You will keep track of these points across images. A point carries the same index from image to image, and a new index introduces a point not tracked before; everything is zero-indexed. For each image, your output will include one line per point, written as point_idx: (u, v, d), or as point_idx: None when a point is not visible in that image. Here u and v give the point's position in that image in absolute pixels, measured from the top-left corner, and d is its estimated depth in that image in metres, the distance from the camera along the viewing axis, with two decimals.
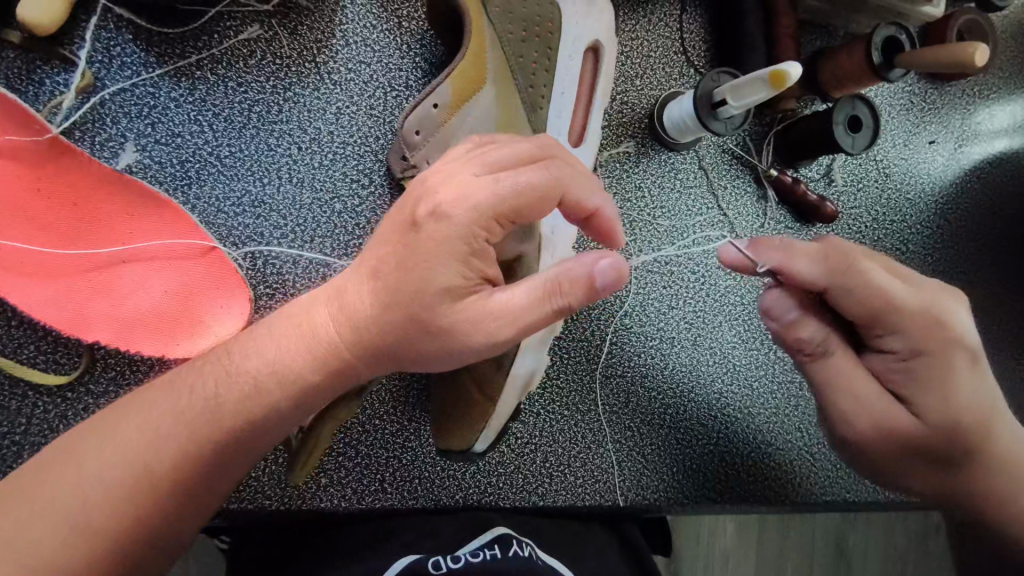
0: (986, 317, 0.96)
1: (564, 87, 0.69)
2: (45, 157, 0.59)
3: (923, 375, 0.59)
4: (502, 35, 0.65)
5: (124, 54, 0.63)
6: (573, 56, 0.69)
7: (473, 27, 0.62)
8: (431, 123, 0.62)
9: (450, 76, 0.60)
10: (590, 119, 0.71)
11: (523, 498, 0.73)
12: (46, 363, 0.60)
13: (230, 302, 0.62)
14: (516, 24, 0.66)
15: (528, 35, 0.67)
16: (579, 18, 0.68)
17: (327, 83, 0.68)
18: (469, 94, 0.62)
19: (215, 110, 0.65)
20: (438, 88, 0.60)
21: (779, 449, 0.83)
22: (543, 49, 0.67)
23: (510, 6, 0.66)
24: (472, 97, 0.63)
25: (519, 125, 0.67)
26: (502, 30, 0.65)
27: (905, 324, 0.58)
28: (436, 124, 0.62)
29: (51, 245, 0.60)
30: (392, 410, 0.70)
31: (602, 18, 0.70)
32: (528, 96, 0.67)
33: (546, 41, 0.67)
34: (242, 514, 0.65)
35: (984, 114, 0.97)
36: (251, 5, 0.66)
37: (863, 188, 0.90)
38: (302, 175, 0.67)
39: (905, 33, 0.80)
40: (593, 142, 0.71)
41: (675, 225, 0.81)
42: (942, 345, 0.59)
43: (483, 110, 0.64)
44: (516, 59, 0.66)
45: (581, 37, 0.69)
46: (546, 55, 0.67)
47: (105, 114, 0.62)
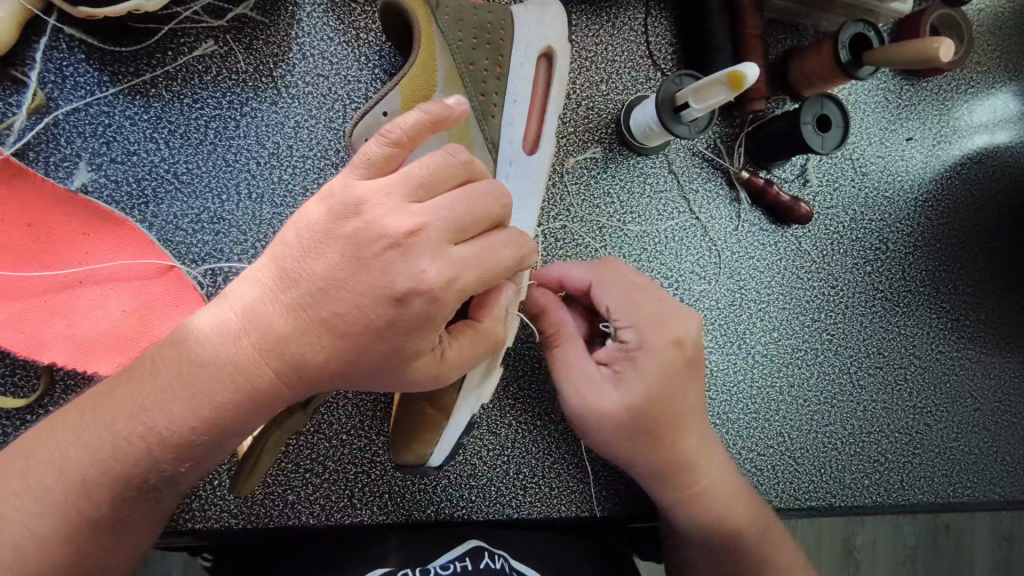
0: (973, 314, 0.94)
1: (516, 95, 0.67)
2: None
3: (641, 361, 0.62)
4: (451, 41, 0.63)
5: (76, 73, 0.63)
6: (524, 64, 0.68)
7: (420, 34, 0.61)
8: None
9: (399, 84, 0.59)
10: (544, 126, 0.69)
11: (496, 511, 0.72)
12: (4, 386, 0.59)
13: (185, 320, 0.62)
14: (466, 32, 0.65)
15: (478, 43, 0.65)
16: (531, 24, 0.68)
17: (285, 97, 0.67)
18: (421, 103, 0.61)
19: (171, 127, 0.65)
20: (388, 96, 0.59)
21: (762, 456, 0.82)
22: (494, 56, 0.66)
23: (461, 14, 0.64)
24: None
25: (475, 136, 0.65)
26: (452, 37, 0.64)
27: (631, 321, 0.64)
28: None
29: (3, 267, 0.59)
30: (358, 424, 0.69)
31: (552, 26, 0.69)
32: (479, 104, 0.65)
33: (496, 49, 0.66)
34: (210, 534, 0.65)
35: (963, 109, 0.96)
36: (205, 21, 0.66)
37: (840, 187, 0.89)
38: (261, 190, 0.66)
39: (873, 29, 0.78)
40: (548, 149, 0.69)
41: (646, 230, 0.79)
42: (657, 344, 0.63)
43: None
44: (469, 67, 0.65)
45: (532, 44, 0.68)
46: (497, 62, 0.66)
47: (59, 134, 0.62)
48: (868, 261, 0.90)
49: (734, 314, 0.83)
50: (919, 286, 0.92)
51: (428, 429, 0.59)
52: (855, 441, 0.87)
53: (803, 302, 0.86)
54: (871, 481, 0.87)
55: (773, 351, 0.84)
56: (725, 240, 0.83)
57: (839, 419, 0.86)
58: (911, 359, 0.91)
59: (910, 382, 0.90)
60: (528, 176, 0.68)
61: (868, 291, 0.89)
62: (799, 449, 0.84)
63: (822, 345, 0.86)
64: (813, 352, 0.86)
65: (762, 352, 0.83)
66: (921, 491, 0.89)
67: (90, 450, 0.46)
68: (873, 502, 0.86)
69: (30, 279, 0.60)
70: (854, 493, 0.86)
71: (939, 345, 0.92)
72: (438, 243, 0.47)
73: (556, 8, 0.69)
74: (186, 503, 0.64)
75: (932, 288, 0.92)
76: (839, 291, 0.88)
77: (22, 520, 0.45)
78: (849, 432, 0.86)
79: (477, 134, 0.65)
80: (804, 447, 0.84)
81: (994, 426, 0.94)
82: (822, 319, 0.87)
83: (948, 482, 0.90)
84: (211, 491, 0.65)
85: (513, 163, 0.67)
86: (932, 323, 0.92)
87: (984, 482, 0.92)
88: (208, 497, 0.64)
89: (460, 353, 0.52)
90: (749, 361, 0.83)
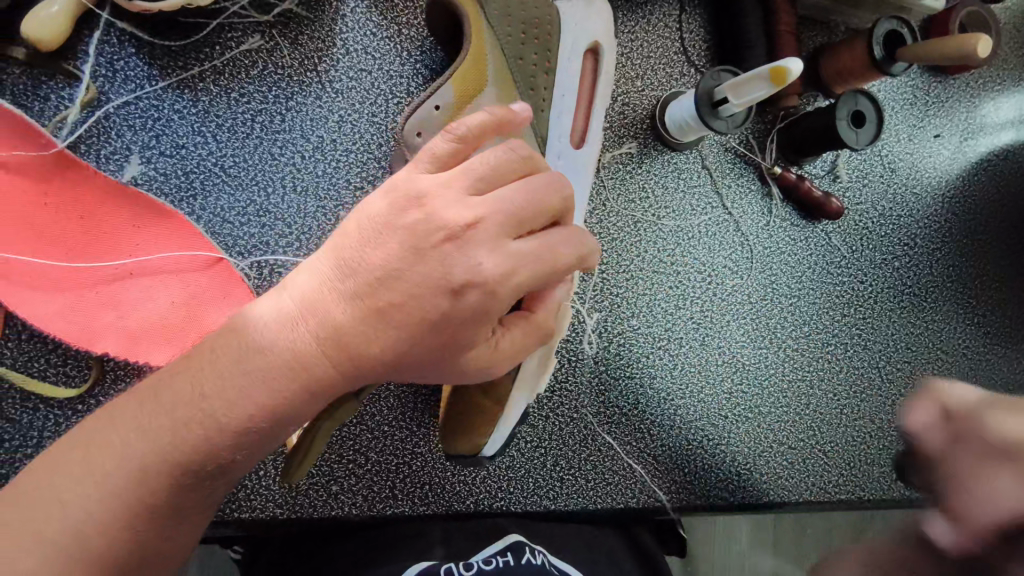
0: (998, 311, 0.95)
1: (564, 90, 0.69)
2: (51, 173, 0.60)
3: None
4: (501, 38, 0.65)
5: (127, 67, 0.64)
6: (573, 56, 0.69)
7: (472, 27, 0.62)
8: (432, 124, 0.61)
9: (452, 78, 0.61)
10: (591, 121, 0.70)
11: (534, 502, 0.72)
12: (57, 375, 0.60)
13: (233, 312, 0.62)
14: (515, 28, 0.66)
15: (526, 38, 0.66)
16: (578, 19, 0.69)
17: (330, 92, 0.68)
18: (471, 97, 0.62)
19: (218, 121, 0.65)
20: (439, 91, 0.60)
21: (791, 448, 0.83)
22: (542, 51, 0.67)
23: (509, 9, 0.65)
24: (474, 101, 0.62)
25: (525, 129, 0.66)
26: (502, 33, 0.65)
27: None
28: (437, 125, 0.61)
29: (56, 258, 0.60)
30: (401, 415, 0.70)
31: (601, 19, 0.70)
32: (530, 99, 0.67)
33: (543, 44, 0.67)
34: (255, 523, 0.65)
35: (989, 106, 0.97)
36: (252, 16, 0.67)
37: (869, 183, 0.90)
38: (306, 183, 0.67)
39: (907, 26, 0.79)
40: (596, 142, 0.70)
41: (680, 225, 0.80)
42: None
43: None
44: (518, 63, 0.66)
45: (580, 40, 0.69)
46: (545, 57, 0.67)
47: (110, 127, 0.63)
48: (896, 257, 0.90)
49: (766, 309, 0.83)
50: (946, 282, 0.93)
51: (479, 416, 0.60)
52: (883, 434, 0.87)
53: (832, 297, 0.87)
54: None
55: (803, 345, 0.85)
56: (757, 235, 0.84)
57: (868, 413, 0.87)
58: (939, 355, 0.91)
59: (937, 377, 0.91)
60: (576, 170, 0.69)
61: (896, 287, 0.90)
62: (828, 442, 0.84)
63: (851, 340, 0.87)
64: (843, 347, 0.87)
65: (793, 346, 0.84)
66: None
67: (146, 435, 0.45)
68: None
69: (82, 271, 0.60)
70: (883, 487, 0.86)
71: (966, 341, 0.93)
72: (497, 235, 0.48)
73: (602, 4, 0.70)
74: (232, 492, 0.65)
75: (958, 284, 0.93)
76: (868, 286, 0.89)
77: (83, 505, 0.43)
78: (877, 426, 0.87)
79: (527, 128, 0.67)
80: (833, 440, 0.85)
81: None
82: (852, 314, 0.88)
83: None
84: (256, 481, 0.65)
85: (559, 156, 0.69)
86: (958, 318, 0.93)
87: None
88: (253, 487, 0.65)
89: (512, 345, 0.52)
90: (780, 355, 0.83)
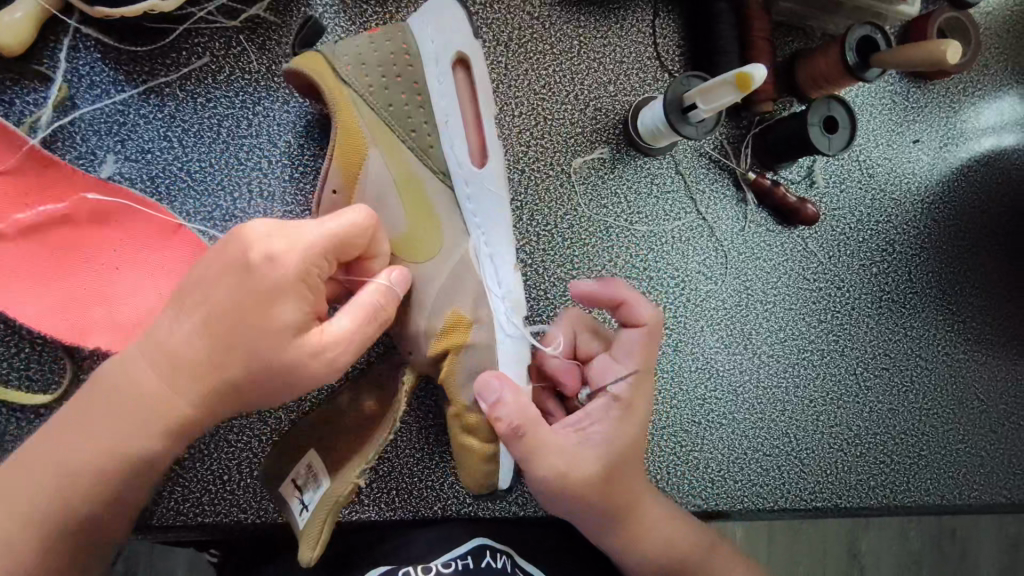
0: (979, 317, 0.94)
1: (444, 116, 0.63)
2: (29, 171, 0.61)
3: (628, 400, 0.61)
4: (364, 88, 0.61)
5: (93, 73, 0.64)
6: (443, 79, 0.63)
7: (336, 104, 0.59)
8: (338, 208, 0.60)
9: (335, 159, 0.59)
10: (486, 138, 0.65)
11: (502, 508, 0.73)
12: (18, 379, 0.60)
13: None
14: (376, 70, 0.62)
15: (389, 78, 0.62)
16: (431, 35, 0.63)
17: (297, 97, 0.68)
18: (359, 166, 0.59)
19: (185, 126, 0.66)
20: (329, 174, 0.59)
21: (766, 455, 0.82)
22: (409, 85, 0.63)
23: (361, 57, 0.62)
24: (365, 167, 0.60)
25: (422, 174, 0.63)
26: (360, 82, 0.61)
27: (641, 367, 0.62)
28: (344, 210, 0.60)
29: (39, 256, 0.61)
30: None
31: (455, 31, 0.64)
32: (416, 140, 0.63)
33: (409, 78, 0.63)
34: (219, 528, 0.65)
35: (970, 112, 0.96)
36: (218, 22, 0.67)
37: (846, 188, 0.89)
38: (273, 188, 0.67)
39: (881, 32, 0.78)
40: (496, 159, 0.66)
41: (652, 230, 0.80)
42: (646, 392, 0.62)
43: (382, 176, 0.60)
44: (388, 110, 0.62)
45: (443, 54, 0.64)
46: (414, 90, 0.63)
47: (75, 132, 0.63)
48: (874, 262, 0.90)
49: (740, 315, 0.83)
50: (926, 289, 0.92)
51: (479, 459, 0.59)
52: (861, 442, 0.87)
53: (808, 303, 0.86)
54: (877, 482, 0.87)
55: (778, 351, 0.84)
56: (732, 240, 0.83)
57: (845, 420, 0.87)
58: (918, 362, 0.91)
59: (916, 383, 0.91)
60: (489, 198, 0.64)
61: (874, 292, 0.90)
62: (804, 448, 0.84)
63: (828, 346, 0.87)
64: (820, 353, 0.86)
65: (768, 352, 0.84)
66: (927, 493, 0.89)
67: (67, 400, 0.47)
68: (879, 504, 0.87)
69: (74, 266, 0.61)
70: (860, 494, 0.86)
71: (946, 348, 0.92)
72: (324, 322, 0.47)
73: (455, 9, 0.65)
74: (197, 497, 0.65)
75: (939, 290, 0.93)
76: (845, 292, 0.88)
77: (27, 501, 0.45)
78: (854, 433, 0.87)
79: (426, 171, 0.63)
80: (809, 447, 0.84)
81: (999, 429, 0.94)
82: (828, 320, 0.87)
83: (953, 484, 0.91)
84: (220, 486, 0.65)
85: (466, 188, 0.64)
86: (938, 324, 0.92)
87: (989, 485, 0.92)
88: (217, 491, 0.65)
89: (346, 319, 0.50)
90: (755, 361, 0.83)
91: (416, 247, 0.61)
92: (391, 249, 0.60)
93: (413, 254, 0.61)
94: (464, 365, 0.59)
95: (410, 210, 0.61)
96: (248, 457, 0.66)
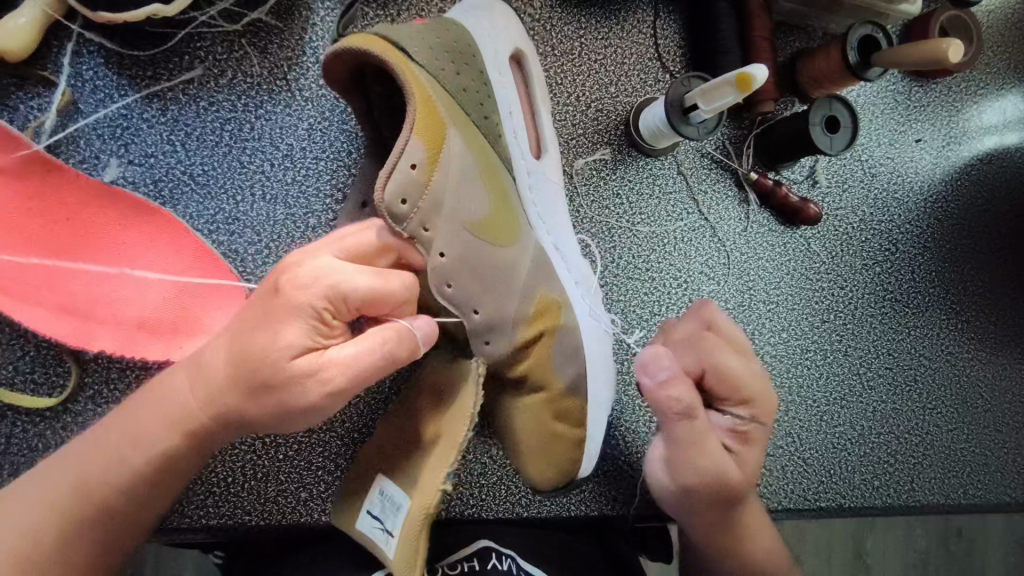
0: (982, 317, 0.94)
1: (511, 108, 0.65)
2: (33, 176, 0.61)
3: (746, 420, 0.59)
4: (430, 69, 0.55)
5: (96, 77, 0.64)
6: (503, 74, 0.65)
7: (408, 79, 0.51)
8: (414, 189, 0.50)
9: (416, 130, 0.50)
10: (542, 127, 0.70)
11: (506, 509, 0.72)
12: (25, 383, 0.61)
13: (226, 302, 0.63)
14: (442, 56, 0.58)
15: (456, 64, 0.59)
16: (490, 35, 0.65)
17: (299, 100, 0.69)
18: (440, 146, 0.52)
19: (187, 130, 0.66)
20: (410, 147, 0.50)
21: (770, 456, 0.82)
22: (475, 72, 0.61)
23: (429, 41, 0.58)
24: (444, 148, 0.53)
25: (492, 160, 0.60)
26: (428, 62, 0.56)
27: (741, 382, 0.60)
28: (420, 190, 0.51)
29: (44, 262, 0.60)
30: (369, 422, 0.69)
31: (507, 29, 0.67)
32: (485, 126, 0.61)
33: (475, 67, 0.61)
34: (224, 530, 0.65)
35: (973, 112, 0.96)
36: (220, 25, 0.67)
37: (848, 188, 0.89)
38: (274, 191, 0.67)
39: (882, 31, 0.78)
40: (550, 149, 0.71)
41: (654, 231, 0.80)
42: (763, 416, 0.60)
43: (460, 158, 0.55)
44: (458, 89, 0.58)
45: (502, 50, 0.65)
46: (478, 77, 0.61)
47: (79, 136, 0.64)
48: (877, 262, 0.90)
49: (743, 315, 0.83)
50: (929, 288, 0.92)
51: (566, 444, 0.63)
52: (865, 442, 0.87)
53: (811, 303, 0.86)
54: (881, 482, 0.87)
55: (782, 351, 0.84)
56: (734, 241, 0.83)
57: (848, 420, 0.86)
58: (921, 361, 0.91)
59: (920, 383, 0.90)
60: (548, 179, 0.69)
61: (877, 292, 0.90)
62: (808, 449, 0.84)
63: (831, 346, 0.87)
64: (823, 353, 0.86)
65: (771, 352, 0.84)
66: (931, 492, 0.89)
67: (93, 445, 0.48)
68: (883, 504, 0.87)
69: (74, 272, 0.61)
70: (864, 494, 0.86)
71: (950, 347, 0.92)
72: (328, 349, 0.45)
73: (502, 11, 0.68)
74: (201, 498, 0.65)
75: (942, 290, 0.92)
76: (848, 292, 0.88)
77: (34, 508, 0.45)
78: (858, 433, 0.87)
79: (495, 160, 0.61)
80: (812, 448, 0.84)
81: (1005, 429, 0.94)
82: (831, 320, 0.87)
83: (958, 484, 0.90)
84: (225, 488, 0.65)
85: (532, 172, 0.67)
86: (942, 324, 0.92)
87: (994, 484, 0.92)
88: (222, 493, 0.65)
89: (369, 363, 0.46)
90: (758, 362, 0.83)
91: (494, 233, 0.58)
92: (477, 234, 0.57)
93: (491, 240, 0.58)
94: (558, 343, 0.63)
95: (490, 192, 0.59)
96: (251, 457, 0.66)
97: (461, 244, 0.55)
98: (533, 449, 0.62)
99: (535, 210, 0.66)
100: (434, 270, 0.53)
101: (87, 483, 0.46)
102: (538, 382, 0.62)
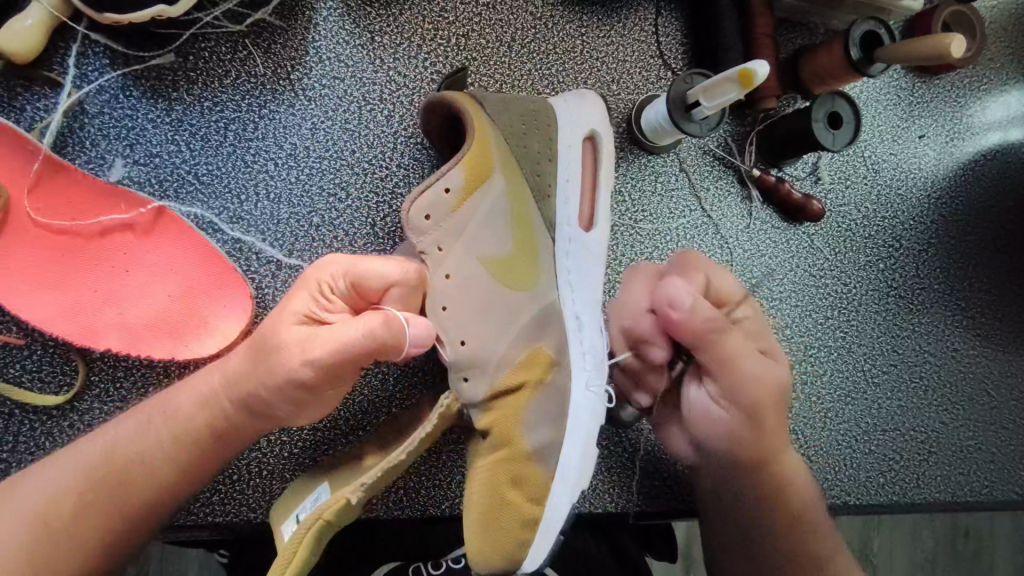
0: (987, 313, 0.94)
1: (568, 176, 0.67)
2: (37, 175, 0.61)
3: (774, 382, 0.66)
4: (502, 129, 0.63)
5: (102, 78, 0.65)
6: (571, 146, 0.67)
7: (473, 121, 0.60)
8: (441, 208, 0.58)
9: (462, 162, 0.59)
10: (595, 206, 0.69)
11: None
12: (33, 380, 0.61)
13: (230, 300, 0.63)
14: (514, 120, 0.64)
15: (528, 129, 0.65)
16: (571, 111, 0.69)
17: (303, 100, 0.69)
18: (480, 181, 0.60)
19: (192, 130, 0.66)
20: (450, 173, 0.58)
21: None
22: (544, 141, 0.66)
23: (508, 107, 0.64)
24: (484, 185, 0.60)
25: (533, 219, 0.64)
26: (501, 125, 0.63)
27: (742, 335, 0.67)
28: (447, 209, 0.58)
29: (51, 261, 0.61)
30: (373, 419, 0.70)
31: (594, 109, 0.70)
32: (535, 184, 0.64)
33: (547, 135, 0.66)
34: (230, 527, 0.66)
35: (976, 107, 0.96)
36: (224, 26, 0.68)
37: (852, 185, 0.89)
38: (279, 191, 0.68)
39: (885, 27, 0.78)
40: (603, 226, 0.69)
41: (657, 229, 0.80)
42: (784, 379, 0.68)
43: (495, 202, 0.61)
44: (522, 152, 0.64)
45: (580, 125, 0.68)
46: (547, 146, 0.66)
47: (84, 136, 0.64)
48: (881, 259, 0.90)
49: None
50: (933, 284, 0.92)
51: (518, 517, 0.53)
52: (870, 439, 0.87)
53: (815, 300, 0.86)
54: (887, 479, 0.86)
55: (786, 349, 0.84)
56: (737, 238, 0.83)
57: (853, 417, 0.86)
58: (926, 358, 0.90)
59: (925, 380, 0.90)
60: (586, 251, 0.66)
61: (882, 288, 0.89)
62: (813, 446, 0.84)
63: (835, 343, 0.87)
64: (827, 350, 0.86)
65: None
66: (939, 490, 0.89)
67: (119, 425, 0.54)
68: (889, 501, 0.86)
69: (81, 268, 0.62)
70: (870, 491, 0.85)
71: (955, 344, 0.92)
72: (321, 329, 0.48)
73: (593, 98, 0.71)
74: (207, 495, 0.65)
75: (947, 286, 0.92)
76: (852, 289, 0.88)
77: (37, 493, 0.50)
78: (863, 430, 0.86)
79: (536, 213, 0.64)
80: (817, 445, 0.84)
81: (1011, 425, 0.94)
82: (835, 317, 0.87)
83: (965, 481, 0.90)
84: (230, 485, 0.66)
85: (572, 240, 0.66)
86: (947, 320, 0.92)
87: (1001, 481, 0.92)
88: (227, 491, 0.66)
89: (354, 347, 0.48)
90: None
91: (509, 274, 0.60)
92: (493, 268, 0.60)
93: (504, 279, 0.60)
94: (536, 406, 0.57)
95: (517, 237, 0.62)
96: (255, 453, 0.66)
97: (468, 270, 0.59)
98: (480, 505, 0.52)
99: (566, 277, 0.65)
100: (435, 288, 0.57)
101: (101, 467, 0.51)
102: (502, 435, 0.55)
